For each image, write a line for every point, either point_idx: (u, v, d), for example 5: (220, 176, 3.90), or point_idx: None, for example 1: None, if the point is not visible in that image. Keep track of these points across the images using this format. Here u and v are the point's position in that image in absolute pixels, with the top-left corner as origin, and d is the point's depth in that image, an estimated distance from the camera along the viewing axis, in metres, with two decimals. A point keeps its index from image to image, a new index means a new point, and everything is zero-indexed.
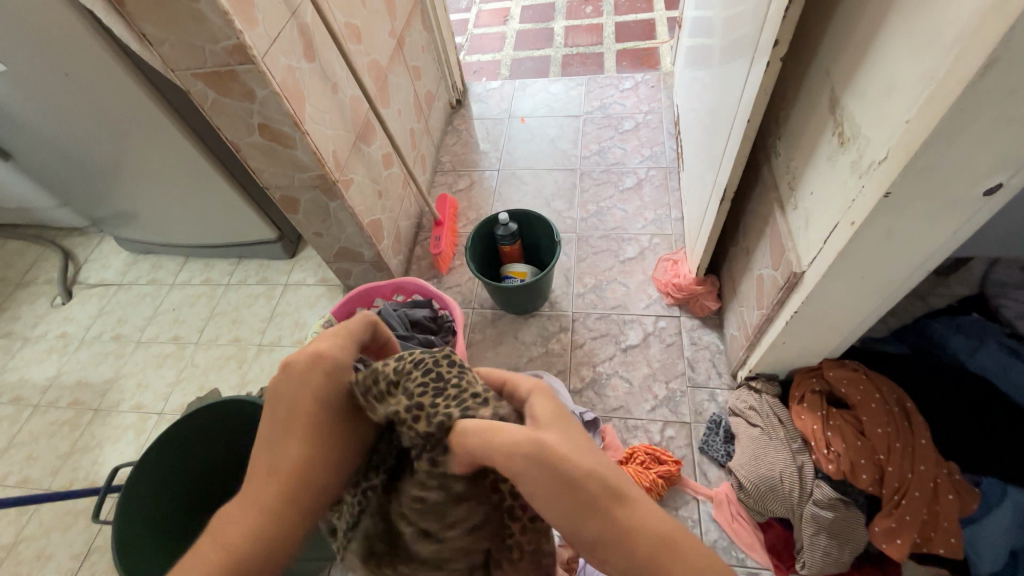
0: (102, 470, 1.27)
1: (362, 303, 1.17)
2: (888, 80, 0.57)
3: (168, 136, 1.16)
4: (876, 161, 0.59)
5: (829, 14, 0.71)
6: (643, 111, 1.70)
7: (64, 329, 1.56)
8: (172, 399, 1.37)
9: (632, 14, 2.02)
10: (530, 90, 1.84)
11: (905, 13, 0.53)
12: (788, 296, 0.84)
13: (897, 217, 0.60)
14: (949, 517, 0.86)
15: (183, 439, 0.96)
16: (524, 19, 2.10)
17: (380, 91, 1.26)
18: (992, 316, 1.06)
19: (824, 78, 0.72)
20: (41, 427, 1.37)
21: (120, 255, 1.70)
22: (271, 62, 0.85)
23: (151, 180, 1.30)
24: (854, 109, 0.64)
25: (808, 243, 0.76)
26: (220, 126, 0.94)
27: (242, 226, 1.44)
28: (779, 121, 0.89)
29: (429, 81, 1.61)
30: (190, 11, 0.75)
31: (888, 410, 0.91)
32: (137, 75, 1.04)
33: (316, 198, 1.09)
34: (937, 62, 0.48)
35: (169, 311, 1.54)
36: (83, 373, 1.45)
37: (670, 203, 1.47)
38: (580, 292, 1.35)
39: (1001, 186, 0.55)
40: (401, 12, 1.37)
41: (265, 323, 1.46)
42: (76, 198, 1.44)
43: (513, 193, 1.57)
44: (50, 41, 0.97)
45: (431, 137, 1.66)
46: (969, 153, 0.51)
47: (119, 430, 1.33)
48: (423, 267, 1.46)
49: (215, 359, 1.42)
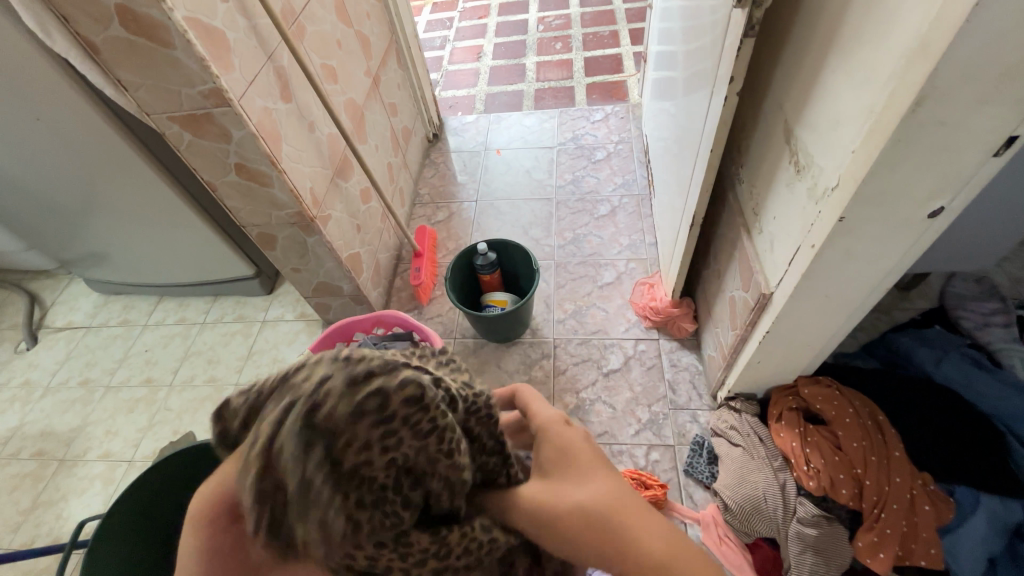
0: (66, 526, 1.20)
1: (342, 337, 1.16)
2: (834, 114, 0.61)
3: (142, 177, 1.15)
4: (829, 188, 0.62)
5: (778, 53, 0.76)
6: (614, 141, 1.76)
7: (28, 376, 1.50)
8: (143, 445, 1.31)
9: (600, 50, 2.11)
10: (505, 123, 1.89)
11: (845, 54, 0.58)
12: (758, 317, 0.87)
13: (853, 239, 0.63)
14: (928, 527, 0.87)
15: (156, 488, 0.92)
16: (497, 56, 2.18)
17: (357, 128, 1.28)
18: (953, 327, 1.11)
19: (778, 111, 0.77)
20: (1, 481, 1.30)
21: (89, 297, 1.66)
22: (248, 105, 0.86)
23: (124, 220, 1.28)
24: (807, 139, 0.68)
25: (775, 265, 0.80)
26: (196, 166, 0.94)
27: (218, 263, 1.43)
28: (741, 150, 0.93)
29: (405, 116, 1.65)
30: (167, 58, 0.77)
31: (862, 424, 0.94)
32: (109, 117, 1.04)
33: (293, 234, 1.09)
34: (875, 99, 0.53)
35: (142, 353, 1.50)
36: (47, 422, 1.39)
37: (644, 229, 1.52)
38: (561, 318, 1.36)
39: (943, 209, 0.59)
40: (376, 52, 1.41)
41: (242, 362, 1.43)
42: (43, 240, 1.41)
43: (491, 223, 1.60)
44: (22, 85, 0.96)
45: (409, 171, 1.69)
46: (911, 181, 0.55)
47: (86, 480, 1.27)
48: (403, 299, 1.46)
49: (189, 402, 1.38)
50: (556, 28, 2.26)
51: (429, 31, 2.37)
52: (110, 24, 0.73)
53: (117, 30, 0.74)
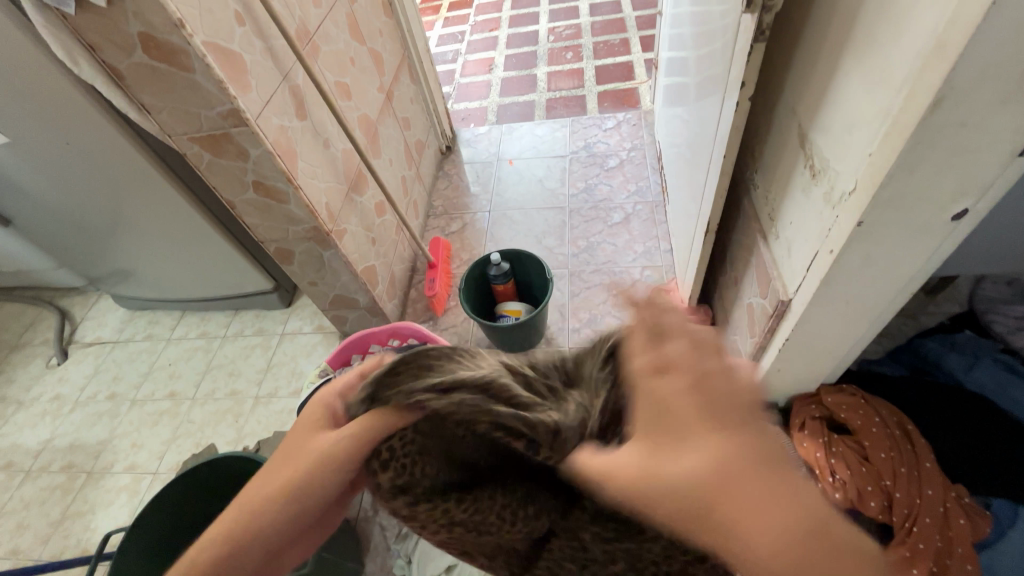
0: (94, 537, 1.23)
1: (358, 349, 1.16)
2: (848, 117, 0.60)
3: (164, 196, 1.19)
4: (846, 192, 0.61)
5: (790, 56, 0.75)
6: (627, 148, 1.76)
7: (59, 390, 1.55)
8: (167, 458, 1.34)
9: (610, 58, 2.12)
10: (517, 133, 1.90)
11: (858, 56, 0.57)
12: (778, 324, 0.85)
13: (874, 244, 0.61)
14: (964, 543, 0.83)
15: (180, 497, 0.94)
16: (508, 67, 2.20)
17: (371, 143, 1.31)
18: (985, 332, 1.07)
19: (791, 114, 0.75)
20: (33, 493, 1.34)
21: (117, 312, 1.71)
22: (265, 124, 0.89)
23: (148, 238, 1.32)
24: (821, 143, 0.67)
25: (792, 271, 0.78)
26: (216, 185, 0.97)
27: (238, 278, 1.46)
28: (755, 156, 0.92)
29: (418, 130, 1.67)
30: (186, 81, 0.79)
31: (890, 434, 0.91)
32: (132, 138, 1.08)
33: (310, 248, 1.11)
34: (890, 101, 0.52)
35: (166, 367, 1.54)
36: (76, 435, 1.43)
37: (659, 235, 1.51)
38: (575, 327, 1.36)
39: (968, 211, 0.57)
40: (389, 68, 1.44)
41: (261, 375, 1.46)
42: (72, 258, 1.46)
43: (504, 233, 1.61)
44: (52, 112, 1.01)
45: (422, 183, 1.70)
46: (932, 184, 0.54)
47: (113, 492, 1.30)
48: (418, 310, 1.47)
49: (210, 415, 1.40)
50: (567, 38, 2.27)
51: (441, 45, 2.40)
52: (134, 51, 0.76)
53: (139, 57, 0.76)
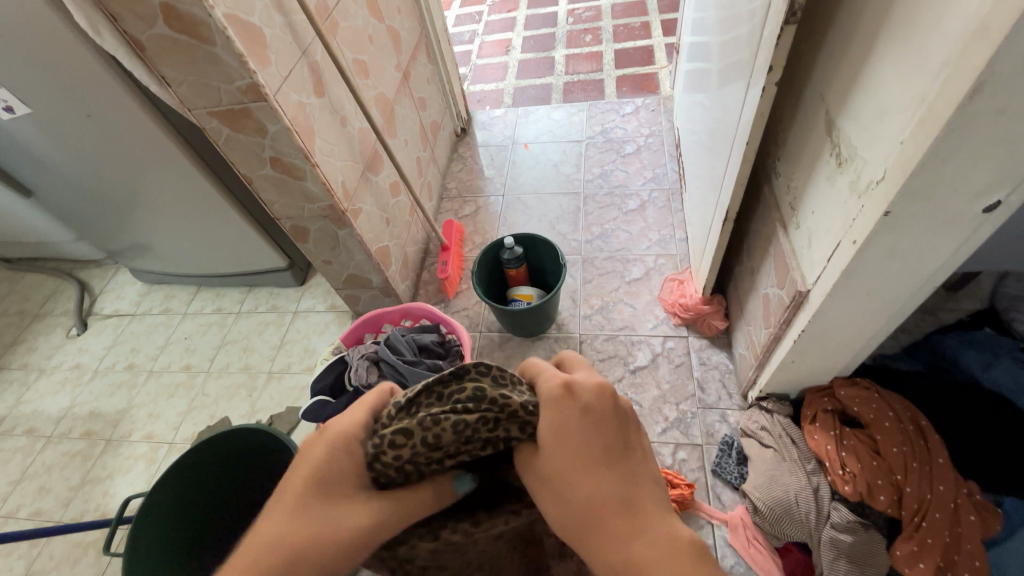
0: (112, 502, 1.27)
1: (370, 329, 1.17)
2: (880, 103, 0.58)
3: (183, 171, 1.20)
4: (874, 181, 0.59)
5: (821, 41, 0.73)
6: (645, 134, 1.73)
7: (79, 360, 1.59)
8: (183, 428, 1.37)
9: (630, 42, 2.07)
10: (533, 117, 1.88)
11: (894, 40, 0.55)
12: (794, 315, 0.84)
13: (900, 235, 0.60)
14: (972, 539, 0.83)
15: (196, 465, 0.96)
16: (526, 49, 2.17)
17: (387, 123, 1.30)
18: (1005, 330, 1.05)
19: (819, 101, 0.74)
20: (53, 458, 1.38)
21: (134, 286, 1.74)
22: (284, 100, 0.89)
23: (164, 212, 1.33)
24: (849, 130, 0.65)
25: (813, 262, 0.77)
26: (234, 161, 0.97)
27: (253, 255, 1.47)
28: (778, 143, 0.90)
29: (434, 110, 1.66)
30: (207, 55, 0.79)
31: (903, 429, 0.90)
32: (152, 113, 1.08)
33: (325, 227, 1.12)
34: (927, 86, 0.50)
35: (182, 341, 1.56)
36: (96, 404, 1.47)
37: (674, 223, 1.49)
38: (587, 313, 1.36)
39: (1001, 203, 0.55)
40: (406, 47, 1.42)
41: (275, 351, 1.48)
42: (91, 231, 1.48)
43: (518, 217, 1.60)
44: (74, 84, 1.01)
45: (437, 165, 1.70)
46: (964, 174, 0.52)
47: (130, 460, 1.34)
48: (430, 291, 1.48)
49: (225, 389, 1.43)
50: (586, 20, 2.23)
51: (458, 26, 2.37)
52: (156, 23, 0.76)
53: (161, 28, 0.76)
